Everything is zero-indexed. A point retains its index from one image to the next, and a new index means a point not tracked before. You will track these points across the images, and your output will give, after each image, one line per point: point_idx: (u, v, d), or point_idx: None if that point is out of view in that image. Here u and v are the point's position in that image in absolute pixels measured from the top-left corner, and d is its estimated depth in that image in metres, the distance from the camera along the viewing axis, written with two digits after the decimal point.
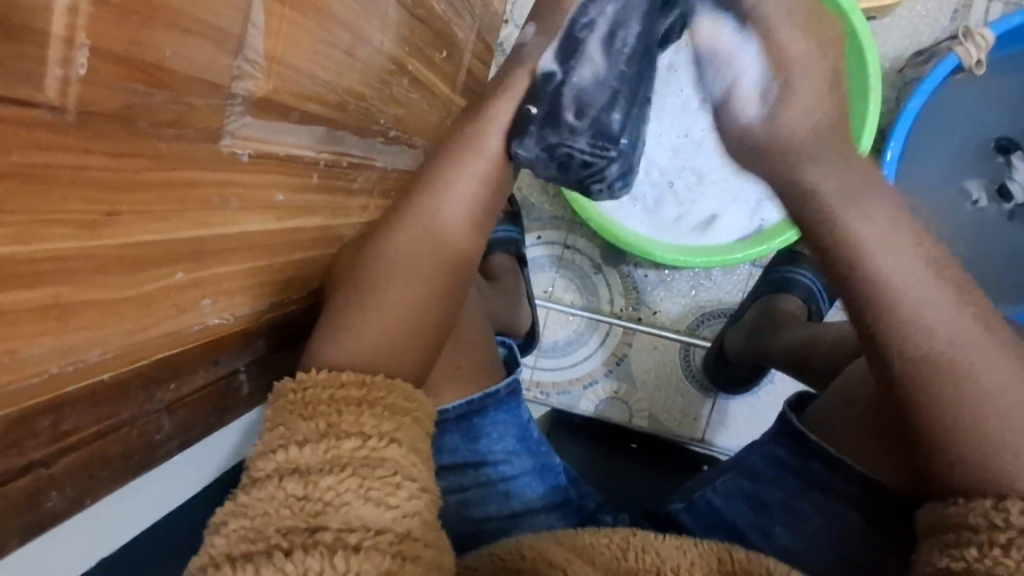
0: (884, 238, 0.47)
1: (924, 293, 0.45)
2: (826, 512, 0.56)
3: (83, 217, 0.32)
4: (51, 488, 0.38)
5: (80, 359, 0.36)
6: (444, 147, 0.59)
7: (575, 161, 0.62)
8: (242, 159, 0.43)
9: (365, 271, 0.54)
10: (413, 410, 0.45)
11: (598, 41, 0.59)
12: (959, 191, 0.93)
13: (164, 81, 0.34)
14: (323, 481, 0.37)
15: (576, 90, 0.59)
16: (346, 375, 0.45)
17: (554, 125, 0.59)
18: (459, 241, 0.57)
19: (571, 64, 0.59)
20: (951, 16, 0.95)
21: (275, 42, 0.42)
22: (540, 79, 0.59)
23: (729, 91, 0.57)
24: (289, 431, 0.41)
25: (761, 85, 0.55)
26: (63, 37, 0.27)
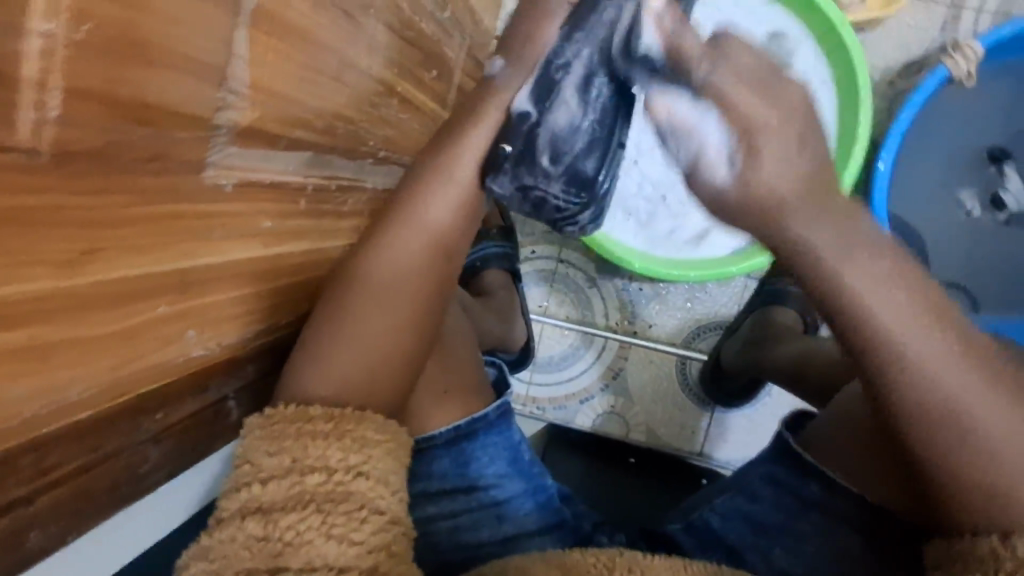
0: (874, 268, 0.45)
1: (922, 332, 0.44)
2: (824, 536, 0.55)
3: (60, 256, 0.32)
4: (32, 527, 0.38)
5: (58, 399, 0.36)
6: (421, 172, 0.58)
7: (548, 203, 0.62)
8: (227, 188, 0.43)
9: (339, 300, 0.54)
10: (385, 441, 0.44)
11: (574, 84, 0.58)
12: (954, 201, 0.93)
13: (145, 117, 0.34)
14: (283, 520, 0.38)
15: (551, 132, 0.59)
16: (313, 409, 0.44)
17: (528, 167, 0.59)
18: (430, 273, 0.55)
19: (547, 105, 0.58)
20: (941, 27, 0.95)
21: (259, 71, 0.42)
22: (516, 118, 0.58)
23: (697, 156, 0.50)
24: (254, 468, 0.42)
25: (728, 145, 0.49)
26: (37, 79, 0.27)
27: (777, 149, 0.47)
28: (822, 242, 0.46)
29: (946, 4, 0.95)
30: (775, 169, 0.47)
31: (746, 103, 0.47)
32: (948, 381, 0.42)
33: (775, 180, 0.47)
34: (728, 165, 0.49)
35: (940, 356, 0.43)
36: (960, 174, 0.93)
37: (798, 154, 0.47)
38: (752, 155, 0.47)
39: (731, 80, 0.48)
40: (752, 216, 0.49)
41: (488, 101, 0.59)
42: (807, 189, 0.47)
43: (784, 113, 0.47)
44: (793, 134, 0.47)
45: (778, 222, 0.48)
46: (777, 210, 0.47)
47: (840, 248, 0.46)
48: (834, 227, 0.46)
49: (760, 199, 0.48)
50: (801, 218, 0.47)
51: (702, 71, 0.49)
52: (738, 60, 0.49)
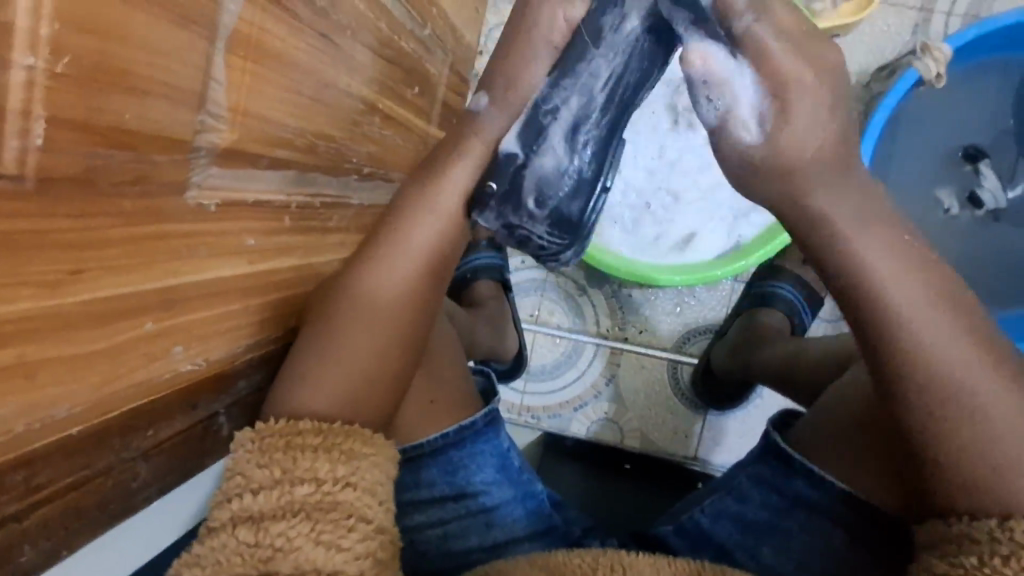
0: (888, 245, 0.48)
1: (900, 268, 0.47)
2: (810, 531, 0.56)
3: (43, 277, 0.33)
4: (23, 543, 0.39)
5: (46, 415, 0.37)
6: (406, 201, 0.58)
7: (532, 242, 0.64)
8: (209, 209, 0.45)
9: (329, 320, 0.55)
10: (373, 453, 0.45)
11: (561, 130, 0.58)
12: (932, 201, 0.95)
13: (126, 142, 0.35)
14: (273, 527, 0.39)
15: (537, 176, 0.59)
16: (303, 423, 0.46)
17: (514, 208, 0.60)
18: (419, 289, 0.56)
19: (534, 149, 0.58)
20: (912, 31, 0.98)
21: (238, 94, 0.43)
22: (501, 161, 0.58)
23: (724, 117, 0.51)
24: (245, 479, 0.42)
25: (757, 102, 0.50)
26: (19, 110, 0.29)
27: (808, 109, 0.49)
28: (839, 222, 0.49)
29: (916, 9, 0.98)
30: (806, 130, 0.49)
31: (781, 56, 0.48)
32: (922, 325, 0.45)
33: (802, 140, 0.49)
34: (757, 127, 0.50)
35: (916, 298, 0.46)
36: (936, 175, 0.95)
37: (826, 112, 0.49)
38: (784, 113, 0.49)
39: (770, 34, 0.48)
40: (775, 179, 0.51)
41: (471, 136, 0.59)
42: (839, 151, 0.49)
43: (812, 68, 0.49)
44: (824, 92, 0.49)
45: (807, 188, 0.50)
46: (803, 167, 0.49)
47: (854, 219, 0.49)
48: (848, 201, 0.49)
49: (786, 161, 0.50)
50: (825, 187, 0.49)
51: (744, 20, 0.48)
52: (778, 17, 0.49)
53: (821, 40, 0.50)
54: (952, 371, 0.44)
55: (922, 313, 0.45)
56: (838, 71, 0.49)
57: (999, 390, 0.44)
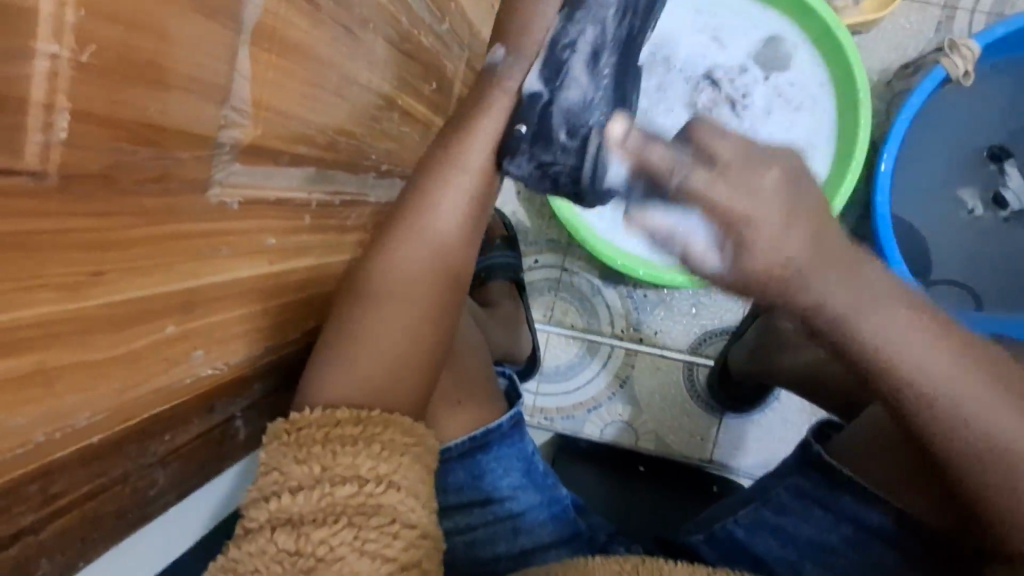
0: (896, 319, 0.44)
1: (912, 333, 0.44)
2: (860, 552, 0.56)
3: (66, 279, 0.31)
4: (40, 555, 0.37)
5: (67, 424, 0.35)
6: (430, 169, 0.56)
7: (568, 180, 0.60)
8: (231, 207, 0.43)
9: (359, 297, 0.53)
10: (412, 445, 0.44)
11: (581, 63, 0.59)
12: (953, 201, 0.93)
13: (150, 136, 0.34)
14: (316, 533, 0.37)
15: (564, 109, 0.58)
16: (340, 413, 0.45)
17: (545, 144, 0.58)
18: (458, 260, 0.56)
19: (557, 84, 0.58)
20: (935, 29, 0.96)
21: (262, 89, 0.42)
22: (526, 100, 0.57)
23: (683, 257, 0.45)
24: (283, 475, 0.41)
25: (716, 238, 0.44)
26: (42, 102, 0.27)
27: (769, 232, 0.43)
28: (842, 305, 0.44)
29: (940, 6, 0.96)
30: (774, 248, 0.43)
31: (728, 195, 0.43)
32: (912, 351, 0.44)
33: (777, 258, 0.44)
34: (717, 260, 0.45)
35: (902, 325, 0.44)
36: (958, 175, 0.92)
37: (787, 224, 0.43)
38: (743, 248, 0.44)
39: (706, 181, 0.44)
40: (753, 295, 0.46)
41: (491, 91, 0.58)
42: (818, 254, 0.44)
43: (765, 210, 0.43)
44: (777, 212, 0.43)
45: (795, 289, 0.44)
46: (789, 282, 0.44)
47: (859, 300, 0.44)
48: (843, 282, 0.44)
49: (755, 280, 0.44)
50: (818, 279, 0.44)
51: (676, 179, 0.45)
52: (722, 154, 0.45)
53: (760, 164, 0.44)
54: (932, 387, 0.44)
55: (914, 344, 0.44)
56: (784, 185, 0.44)
57: (977, 390, 0.44)
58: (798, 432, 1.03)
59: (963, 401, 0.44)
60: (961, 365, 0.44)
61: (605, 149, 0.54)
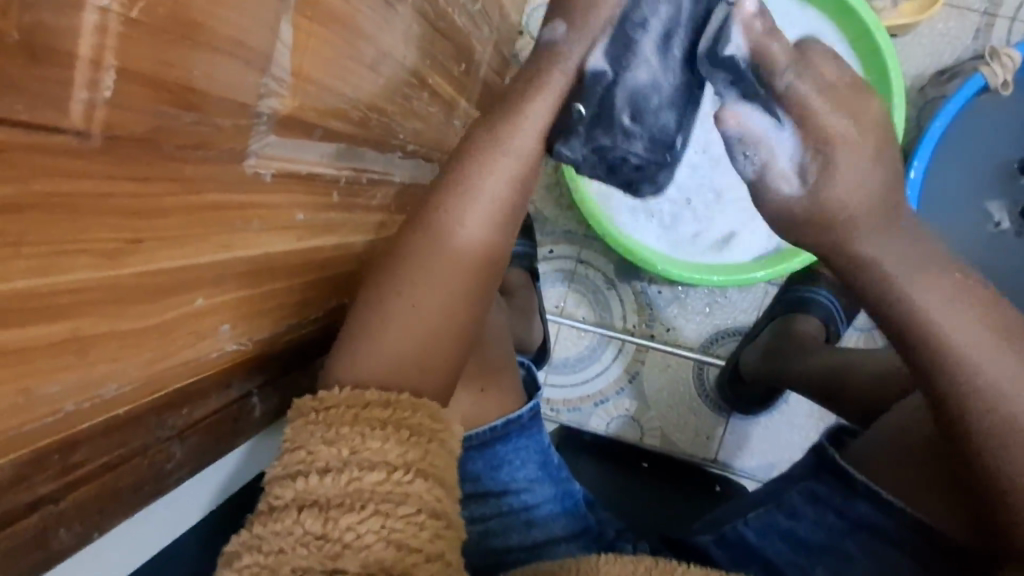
0: (937, 286, 0.47)
1: (952, 300, 0.47)
2: (872, 559, 0.55)
3: (104, 246, 0.30)
4: (59, 525, 0.37)
5: (95, 394, 0.35)
6: (468, 150, 0.55)
7: (627, 163, 0.60)
8: (265, 179, 0.42)
9: (389, 276, 0.52)
10: (440, 431, 0.43)
11: (652, 41, 0.53)
12: (980, 214, 0.91)
13: (192, 101, 0.32)
14: (343, 519, 0.36)
15: (630, 90, 0.54)
16: (370, 394, 0.44)
17: (605, 128, 0.56)
18: (496, 240, 0.54)
19: (623, 64, 0.54)
20: (973, 36, 0.94)
21: (302, 58, 0.40)
22: (589, 79, 0.54)
23: (764, 171, 0.49)
24: (310, 455, 0.40)
25: (800, 158, 0.48)
26: (90, 59, 0.26)
27: (851, 163, 0.47)
28: (885, 264, 0.48)
29: (979, 12, 0.94)
30: (849, 185, 0.47)
31: (824, 112, 0.47)
32: (949, 316, 0.46)
33: (845, 197, 0.48)
34: (796, 180, 0.49)
35: (941, 291, 0.47)
36: (987, 188, 0.91)
37: (870, 162, 0.47)
38: (826, 166, 0.48)
39: (813, 92, 0.47)
40: (819, 231, 0.50)
41: (547, 69, 0.55)
42: (880, 203, 0.48)
43: (856, 125, 0.47)
44: (864, 151, 0.47)
45: (849, 236, 0.49)
46: (846, 224, 0.48)
47: (902, 265, 0.48)
48: (895, 248, 0.48)
49: (831, 212, 0.48)
50: (873, 234, 0.48)
51: (782, 83, 0.47)
52: (820, 69, 0.48)
53: (868, 96, 0.48)
54: (974, 358, 0.45)
55: (948, 309, 0.46)
56: (886, 124, 0.48)
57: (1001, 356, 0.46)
58: (805, 436, 1.03)
59: (995, 366, 0.45)
60: (990, 332, 0.46)
61: (726, 24, 0.48)
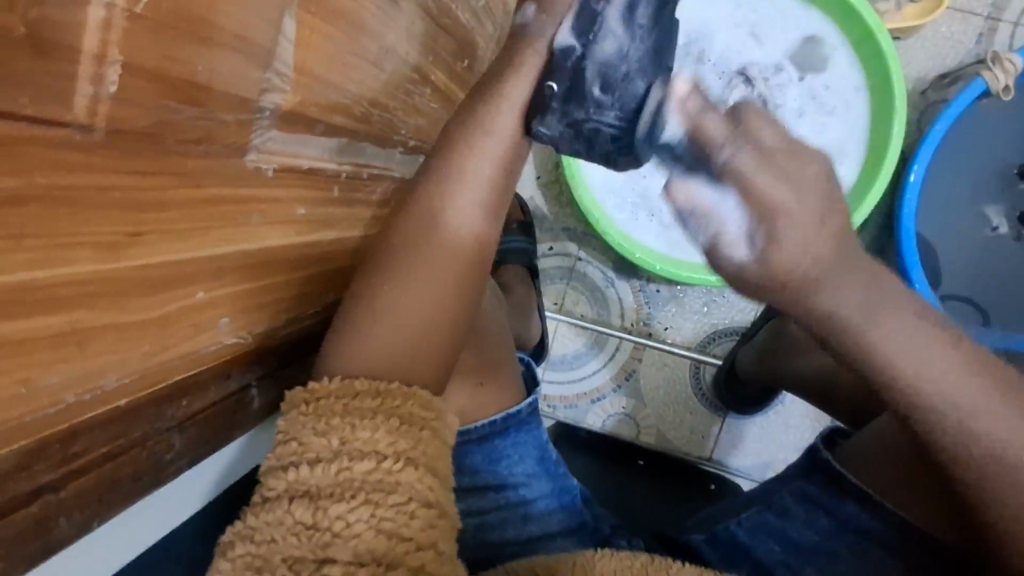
0: (900, 328, 0.45)
1: (920, 336, 0.45)
2: (859, 559, 0.56)
3: (107, 238, 0.31)
4: (59, 513, 0.37)
5: (96, 385, 0.35)
6: (456, 138, 0.55)
7: (603, 138, 0.55)
8: (267, 174, 0.42)
9: (383, 270, 0.52)
10: (430, 420, 0.44)
11: (617, 12, 0.53)
12: (978, 216, 0.91)
13: (196, 96, 0.33)
14: (333, 509, 0.37)
15: (597, 63, 0.53)
16: (359, 384, 0.44)
17: (578, 102, 0.53)
18: (488, 235, 0.55)
19: (591, 38, 0.53)
20: (976, 40, 0.94)
21: (305, 53, 0.40)
22: (558, 55, 0.54)
23: (715, 241, 0.46)
24: (301, 447, 0.40)
25: (747, 227, 0.45)
26: (94, 53, 0.26)
27: (800, 231, 0.43)
28: (849, 313, 0.45)
29: (983, 17, 0.94)
30: (799, 248, 0.43)
31: (767, 184, 0.43)
32: (919, 359, 0.45)
33: (795, 258, 0.44)
34: (749, 249, 0.45)
35: (907, 332, 0.45)
36: (987, 191, 0.91)
37: (819, 226, 0.43)
38: (772, 236, 0.44)
39: (749, 162, 0.44)
40: (774, 293, 0.46)
41: (524, 48, 0.56)
42: (835, 262, 0.44)
43: (797, 193, 0.43)
44: (812, 220, 0.43)
45: (808, 293, 0.44)
46: (806, 281, 0.44)
47: (864, 310, 0.44)
48: (858, 296, 0.44)
49: (782, 278, 0.44)
50: (835, 282, 0.44)
51: (723, 156, 0.45)
52: (763, 140, 0.44)
53: (809, 157, 0.44)
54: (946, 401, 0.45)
55: (916, 351, 0.45)
56: (825, 183, 0.44)
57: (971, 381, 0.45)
58: (800, 436, 1.04)
59: (957, 394, 0.45)
60: (960, 360, 0.45)
61: (665, 106, 0.50)
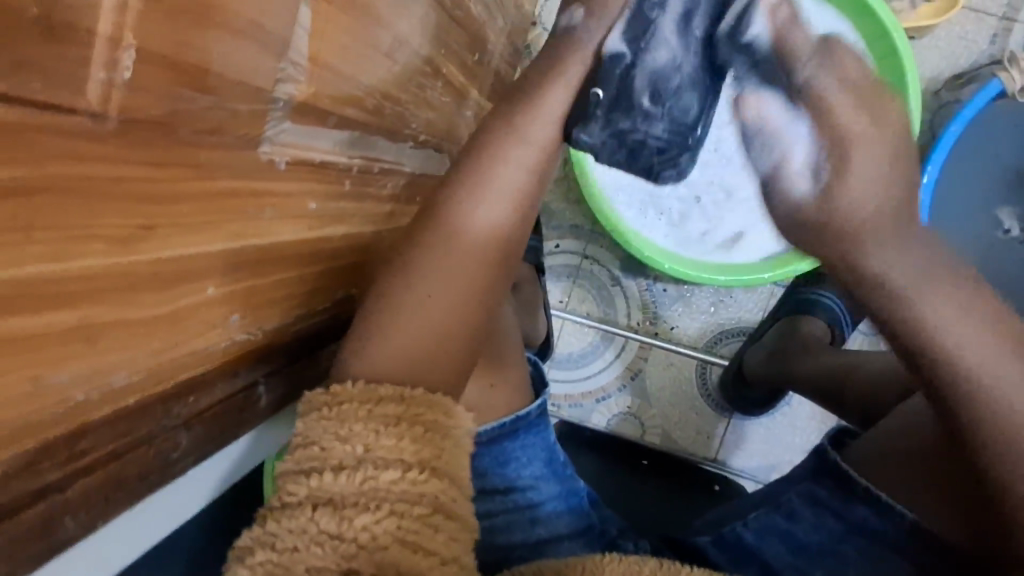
0: (948, 295, 0.47)
1: (961, 310, 0.46)
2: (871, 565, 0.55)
3: (117, 232, 0.29)
4: (64, 514, 0.36)
5: (105, 383, 0.34)
6: (483, 144, 0.54)
7: (647, 148, 0.63)
8: (279, 167, 0.41)
9: (404, 271, 0.51)
10: (454, 429, 0.43)
11: (671, 22, 0.58)
12: (990, 218, 0.90)
13: (209, 84, 0.32)
14: (357, 520, 0.36)
15: (649, 71, 0.59)
16: (382, 390, 0.43)
17: (625, 110, 0.59)
18: (510, 238, 0.54)
19: (642, 45, 0.57)
20: (990, 40, 0.93)
21: (319, 43, 0.39)
22: (608, 61, 0.56)
23: (780, 165, 0.57)
24: (323, 453, 0.39)
25: (815, 157, 0.54)
26: (109, 37, 0.25)
27: (871, 165, 0.51)
28: (900, 278, 0.48)
29: (998, 17, 0.92)
30: (867, 191, 0.51)
31: (846, 115, 0.52)
32: (961, 326, 0.46)
33: (863, 197, 0.51)
34: (810, 178, 0.54)
35: (951, 303, 0.47)
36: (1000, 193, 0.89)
37: (884, 163, 0.51)
38: (842, 165, 0.52)
39: (831, 88, 0.54)
40: (843, 237, 0.51)
41: (565, 52, 0.57)
42: (895, 210, 0.50)
43: (879, 130, 0.52)
44: (882, 150, 0.51)
45: (870, 237, 0.50)
46: (863, 224, 0.50)
47: (917, 276, 0.48)
48: (901, 262, 0.48)
49: (842, 218, 0.51)
50: (886, 245, 0.49)
51: (803, 75, 0.55)
52: (837, 85, 0.54)
53: (886, 98, 0.54)
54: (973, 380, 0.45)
55: (956, 321, 0.46)
56: (902, 128, 0.53)
57: (1010, 363, 0.45)
58: (805, 438, 1.03)
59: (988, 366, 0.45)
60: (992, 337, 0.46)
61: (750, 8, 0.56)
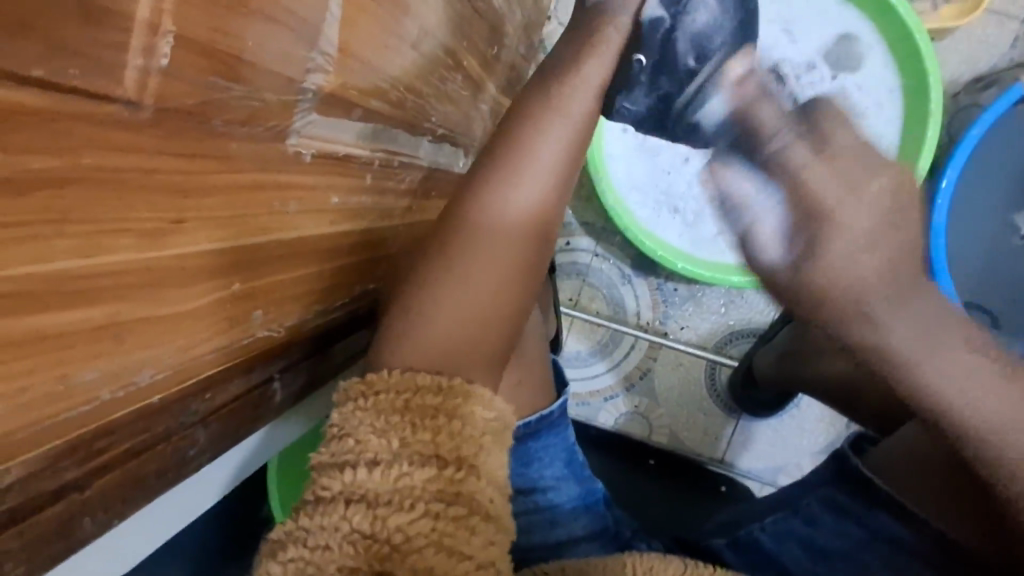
0: (962, 358, 0.41)
1: (981, 373, 0.41)
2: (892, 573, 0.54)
3: (148, 225, 0.28)
4: (83, 513, 0.35)
5: (130, 381, 0.33)
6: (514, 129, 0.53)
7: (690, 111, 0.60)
8: (305, 160, 0.40)
9: (433, 263, 0.50)
10: (494, 424, 0.42)
11: None
12: (1007, 222, 0.87)
13: (241, 73, 0.30)
14: (391, 520, 0.35)
15: (688, 34, 0.57)
16: (420, 378, 0.43)
17: (667, 73, 0.58)
18: (543, 226, 0.53)
19: (681, 9, 0.56)
20: (1012, 43, 0.92)
21: (348, 33, 0.38)
22: (647, 26, 0.55)
23: (750, 233, 0.47)
24: (359, 445, 0.38)
25: (787, 223, 0.46)
26: (147, 22, 0.24)
27: (843, 237, 0.43)
28: (899, 339, 0.42)
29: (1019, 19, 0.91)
30: (842, 255, 0.43)
31: (817, 181, 0.45)
32: (976, 394, 0.41)
33: (838, 270, 0.43)
34: (784, 248, 0.46)
35: (968, 366, 0.41)
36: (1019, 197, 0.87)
37: (874, 235, 0.43)
38: (817, 241, 0.44)
39: (805, 160, 0.46)
40: (832, 312, 0.44)
41: (603, 27, 0.55)
42: (894, 272, 0.43)
43: (843, 202, 0.44)
44: (868, 213, 0.44)
45: (850, 320, 0.43)
46: (846, 298, 0.43)
47: (921, 340, 0.42)
48: (915, 320, 0.42)
49: (819, 288, 0.44)
50: (883, 311, 0.43)
51: (776, 146, 0.48)
52: (837, 141, 0.47)
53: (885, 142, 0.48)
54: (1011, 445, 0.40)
55: (977, 387, 0.41)
56: (892, 197, 0.44)
57: None
58: (814, 440, 1.02)
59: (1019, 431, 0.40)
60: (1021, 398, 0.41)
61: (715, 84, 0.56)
